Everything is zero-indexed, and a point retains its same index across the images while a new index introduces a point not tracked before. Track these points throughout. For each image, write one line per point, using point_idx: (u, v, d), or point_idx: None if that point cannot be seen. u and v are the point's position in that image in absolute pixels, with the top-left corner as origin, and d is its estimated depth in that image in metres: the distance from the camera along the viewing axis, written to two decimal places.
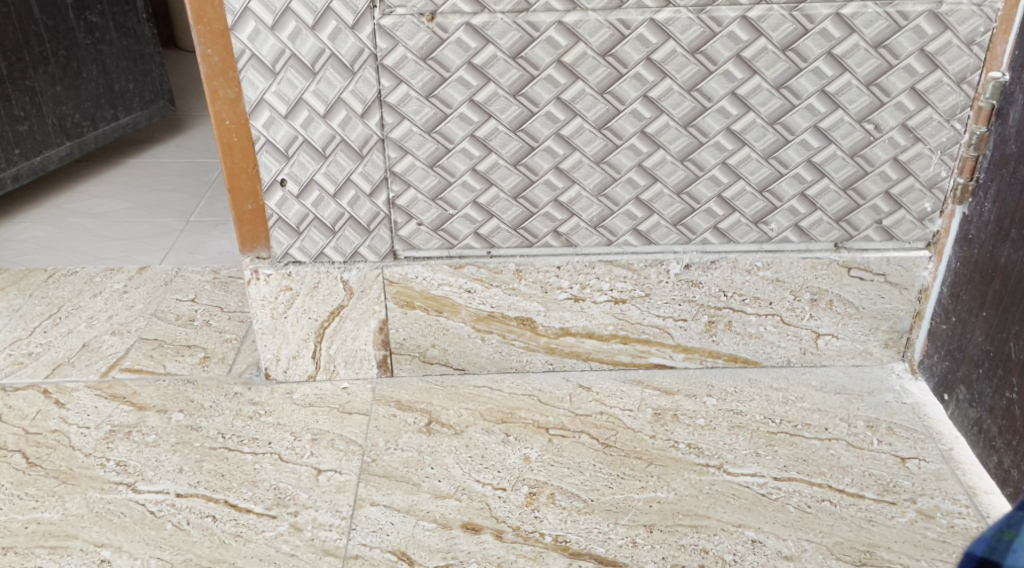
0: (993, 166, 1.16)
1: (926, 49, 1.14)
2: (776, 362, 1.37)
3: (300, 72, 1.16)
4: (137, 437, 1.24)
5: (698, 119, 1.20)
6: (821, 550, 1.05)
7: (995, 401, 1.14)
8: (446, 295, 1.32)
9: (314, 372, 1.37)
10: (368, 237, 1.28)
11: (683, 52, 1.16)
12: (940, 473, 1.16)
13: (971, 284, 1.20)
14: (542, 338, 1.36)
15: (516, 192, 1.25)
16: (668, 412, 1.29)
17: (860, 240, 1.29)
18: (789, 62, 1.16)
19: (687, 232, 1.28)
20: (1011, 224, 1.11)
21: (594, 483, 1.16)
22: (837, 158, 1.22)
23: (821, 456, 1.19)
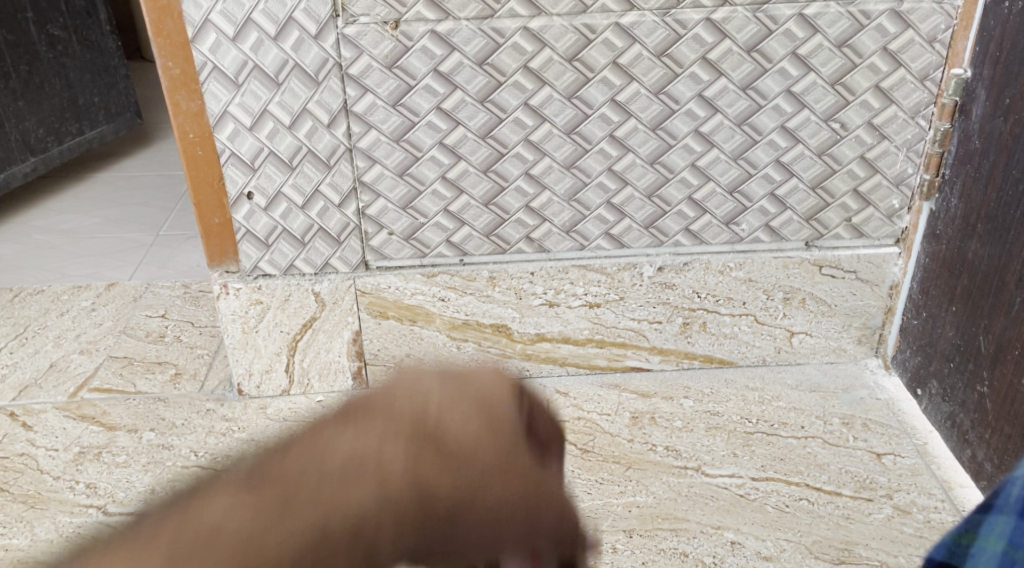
0: (958, 163, 1.16)
1: (889, 47, 1.15)
2: (751, 362, 1.38)
3: (264, 83, 1.14)
4: (107, 458, 1.22)
5: (666, 121, 1.20)
6: (799, 550, 1.05)
7: (968, 395, 1.14)
8: (420, 304, 1.31)
9: (287, 386, 1.35)
10: (339, 248, 1.27)
11: (650, 55, 1.16)
12: (915, 468, 1.16)
13: (941, 279, 1.21)
14: (518, 344, 1.35)
15: (486, 199, 1.25)
16: (646, 415, 1.29)
17: (830, 238, 1.29)
18: (754, 63, 1.16)
19: (659, 234, 1.29)
20: (977, 219, 1.12)
21: (573, 490, 1.15)
22: (805, 158, 1.23)
23: (797, 454, 1.20)
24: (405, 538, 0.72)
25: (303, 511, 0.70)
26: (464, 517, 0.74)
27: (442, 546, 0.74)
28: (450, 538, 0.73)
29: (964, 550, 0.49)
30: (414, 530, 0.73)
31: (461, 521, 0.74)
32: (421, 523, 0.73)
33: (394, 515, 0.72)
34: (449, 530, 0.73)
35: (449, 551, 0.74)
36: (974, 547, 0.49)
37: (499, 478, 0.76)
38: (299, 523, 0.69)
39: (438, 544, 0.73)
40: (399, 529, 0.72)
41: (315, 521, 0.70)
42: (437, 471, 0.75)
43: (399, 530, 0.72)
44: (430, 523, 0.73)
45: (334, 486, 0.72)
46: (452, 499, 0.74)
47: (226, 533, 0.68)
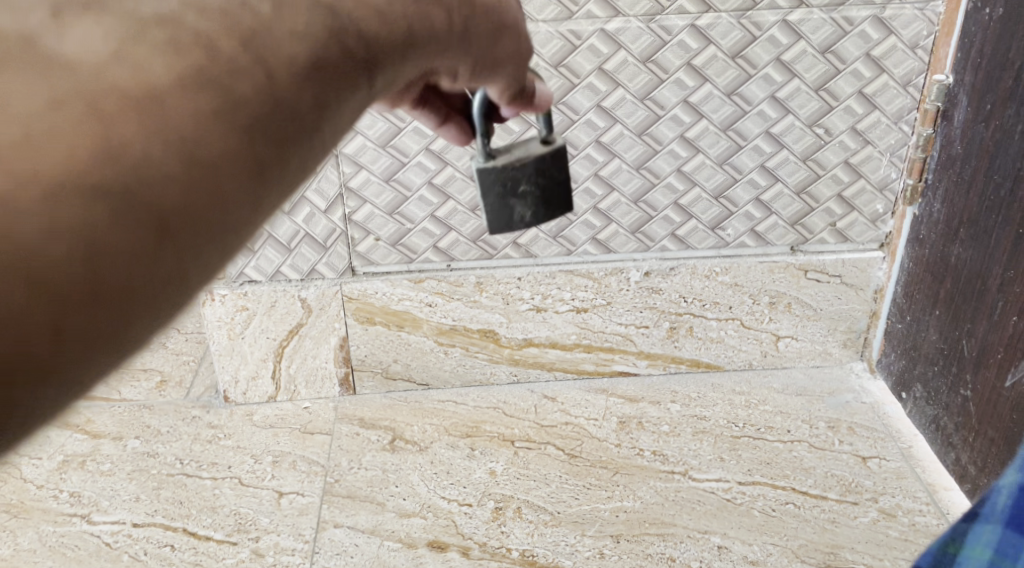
0: (940, 168, 1.17)
1: (872, 53, 1.16)
2: (737, 366, 1.38)
3: None
4: (92, 467, 1.21)
5: (652, 127, 1.21)
6: (785, 554, 1.05)
7: (951, 398, 1.15)
8: (407, 310, 1.31)
9: (274, 393, 1.35)
10: (325, 253, 1.27)
11: (635, 61, 1.16)
12: (900, 471, 1.17)
13: (924, 283, 1.21)
14: (505, 350, 1.35)
15: (473, 205, 1.25)
16: (633, 419, 1.29)
17: (815, 242, 1.30)
18: (738, 69, 1.17)
19: (645, 239, 1.29)
20: (960, 224, 1.13)
21: (561, 495, 1.15)
22: (790, 162, 1.23)
23: (784, 458, 1.20)
24: (86, 266, 0.36)
25: (11, 178, 0.35)
26: (303, 167, 0.46)
27: (209, 277, 0.42)
28: (184, 236, 0.39)
29: (951, 558, 0.53)
30: (122, 249, 0.37)
31: (250, 202, 0.42)
32: (117, 206, 0.37)
33: (172, 70, 0.39)
34: (284, 138, 0.44)
35: (160, 283, 0.39)
36: (961, 556, 0.52)
37: (300, 132, 0.45)
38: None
39: (195, 245, 0.40)
40: (65, 259, 0.35)
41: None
42: (229, 123, 0.41)
43: (101, 238, 0.36)
44: (144, 204, 0.38)
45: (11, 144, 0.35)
46: (200, 164, 0.40)
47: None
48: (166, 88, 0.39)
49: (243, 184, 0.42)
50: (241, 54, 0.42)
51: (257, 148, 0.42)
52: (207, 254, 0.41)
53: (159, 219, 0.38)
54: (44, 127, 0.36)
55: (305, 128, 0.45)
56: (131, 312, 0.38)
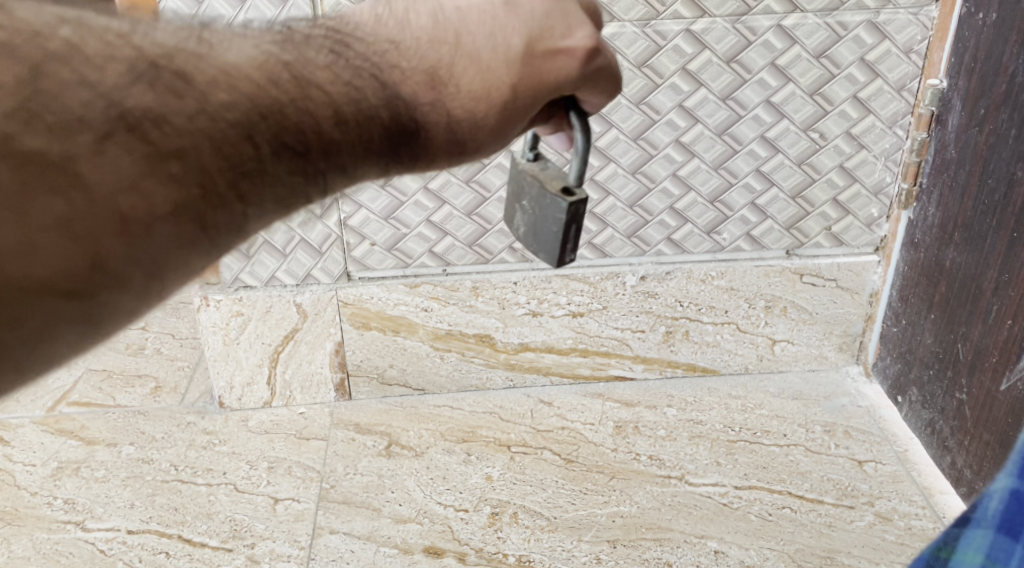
0: (935, 172, 1.17)
1: (867, 58, 1.16)
2: (734, 370, 1.38)
3: None
4: (86, 473, 1.21)
5: (647, 132, 1.21)
6: (782, 558, 1.05)
7: (947, 402, 1.15)
8: (403, 315, 1.31)
9: (270, 399, 1.35)
10: (320, 258, 1.27)
11: (630, 66, 1.16)
12: (896, 475, 1.17)
13: (920, 287, 1.21)
14: (501, 354, 1.35)
15: (469, 210, 1.25)
16: (629, 424, 1.29)
17: (810, 246, 1.30)
18: (733, 74, 1.17)
19: (641, 244, 1.29)
20: (955, 227, 1.13)
21: (557, 500, 1.15)
22: (785, 167, 1.24)
23: (780, 462, 1.20)
24: (36, 328, 0.50)
25: (21, 254, 0.48)
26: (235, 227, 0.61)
27: (110, 331, 0.56)
28: (113, 303, 0.54)
29: (943, 562, 0.53)
30: (62, 319, 0.51)
31: (166, 288, 0.58)
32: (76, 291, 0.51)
33: (170, 200, 0.54)
34: (219, 233, 0.59)
35: (73, 341, 0.53)
36: (953, 560, 0.52)
37: (228, 241, 0.60)
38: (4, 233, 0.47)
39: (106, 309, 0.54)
40: (20, 322, 0.49)
41: (20, 231, 0.48)
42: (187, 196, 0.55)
43: (60, 300, 0.50)
44: (103, 285, 0.52)
45: (28, 224, 0.48)
46: (150, 268, 0.55)
47: (59, 112, 0.50)
48: (157, 219, 0.54)
49: (170, 273, 0.57)
50: (224, 188, 0.58)
51: (195, 253, 0.58)
52: (117, 321, 0.55)
53: (102, 303, 0.53)
54: (65, 236, 0.49)
55: (233, 237, 0.61)
56: (47, 357, 0.52)
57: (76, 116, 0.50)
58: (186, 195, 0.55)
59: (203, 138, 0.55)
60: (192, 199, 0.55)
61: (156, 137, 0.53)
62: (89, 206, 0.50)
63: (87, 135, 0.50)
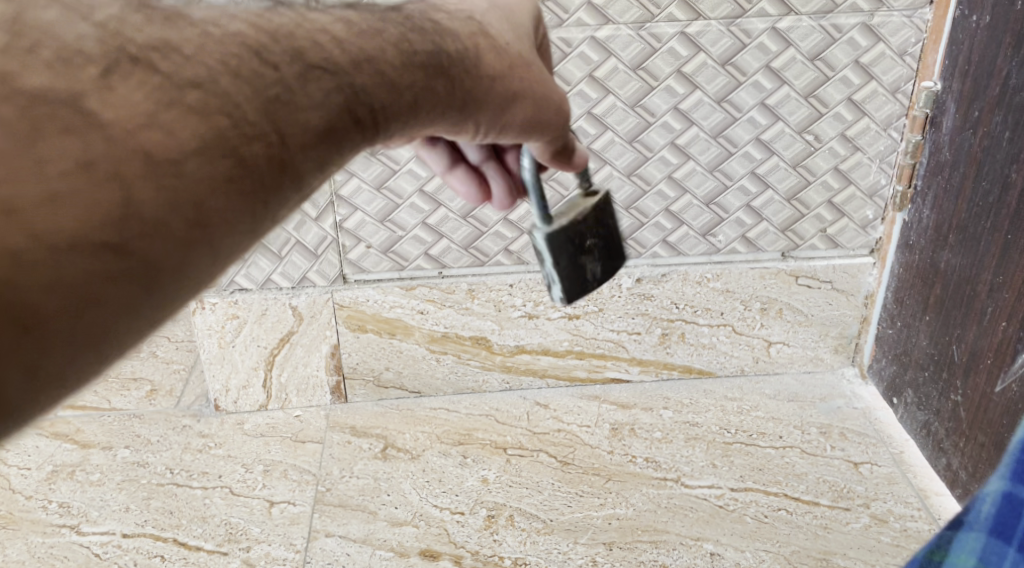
0: (929, 174, 1.18)
1: (861, 60, 1.16)
2: (729, 372, 1.39)
3: None
4: (81, 477, 1.21)
5: (642, 134, 1.21)
6: (778, 560, 1.05)
7: (942, 403, 1.15)
8: (399, 317, 1.31)
9: (265, 401, 1.34)
10: (316, 261, 1.27)
11: (625, 69, 1.16)
12: (891, 477, 1.17)
13: (915, 288, 1.22)
14: (497, 357, 1.35)
15: (465, 212, 1.25)
16: (625, 426, 1.29)
17: (805, 248, 1.30)
18: (728, 76, 1.17)
19: (637, 246, 1.29)
20: (949, 230, 1.13)
21: (553, 502, 1.15)
22: (780, 169, 1.24)
23: (776, 464, 1.20)
24: (73, 296, 0.41)
25: (37, 206, 0.40)
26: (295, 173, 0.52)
27: (172, 306, 0.47)
28: (170, 263, 0.45)
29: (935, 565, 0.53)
30: (102, 280, 0.42)
31: (224, 243, 0.48)
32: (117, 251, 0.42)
33: (197, 135, 0.45)
34: (271, 181, 0.50)
35: (129, 312, 0.44)
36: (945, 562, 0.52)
37: (283, 189, 0.51)
38: (14, 184, 0.39)
39: (165, 279, 0.45)
40: (53, 289, 0.40)
41: (34, 182, 0.40)
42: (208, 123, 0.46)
43: (100, 260, 0.42)
44: (141, 238, 0.43)
45: (40, 173, 0.40)
46: (195, 213, 0.46)
47: (58, 44, 0.43)
48: (188, 154, 0.45)
49: (223, 228, 0.48)
50: (257, 118, 0.48)
51: (247, 202, 0.49)
52: (173, 286, 0.46)
53: (147, 259, 0.44)
54: (86, 179, 0.41)
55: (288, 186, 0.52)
56: (103, 335, 0.43)
57: (76, 49, 0.43)
58: (214, 127, 0.46)
59: (220, 70, 0.47)
60: (223, 131, 0.47)
61: (165, 68, 0.45)
62: (106, 144, 0.42)
63: (90, 68, 0.43)
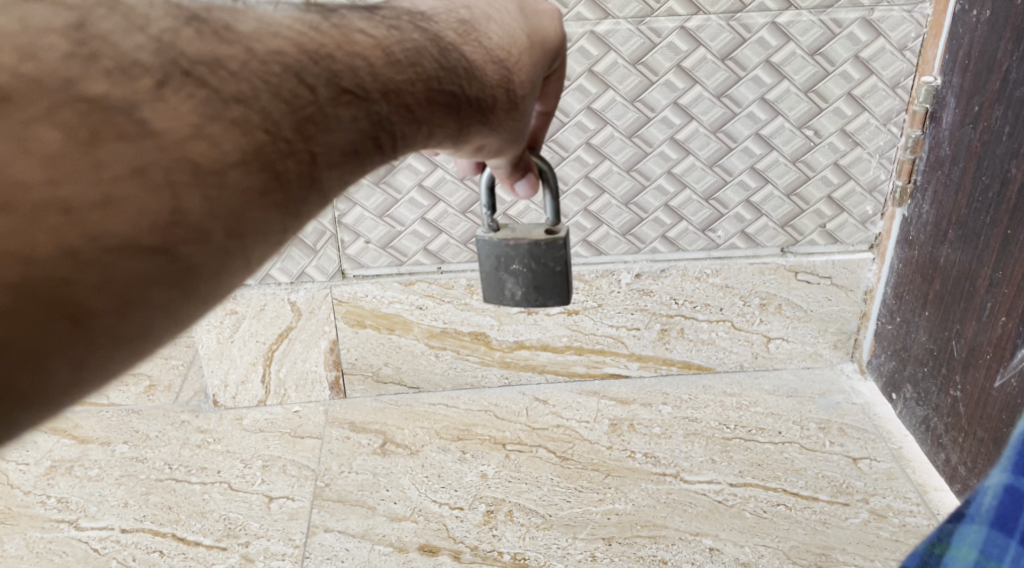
0: (929, 169, 1.17)
1: (861, 55, 1.16)
2: (728, 368, 1.38)
3: None
4: (79, 472, 1.21)
5: (642, 129, 1.21)
6: (777, 555, 1.05)
7: (941, 399, 1.15)
8: (398, 312, 1.31)
9: (264, 397, 1.34)
10: (315, 256, 1.26)
11: (625, 63, 1.16)
12: (890, 472, 1.17)
13: (914, 283, 1.22)
14: (496, 352, 1.35)
15: (464, 207, 1.25)
16: (625, 421, 1.29)
17: (805, 244, 1.30)
18: (728, 71, 1.17)
19: (636, 242, 1.29)
20: (949, 225, 1.13)
21: (552, 498, 1.15)
22: (779, 164, 1.24)
23: (775, 460, 1.20)
24: (118, 299, 0.38)
25: (88, 208, 0.37)
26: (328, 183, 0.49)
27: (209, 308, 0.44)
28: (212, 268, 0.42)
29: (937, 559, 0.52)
30: (147, 287, 0.39)
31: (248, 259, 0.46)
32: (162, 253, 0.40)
33: (239, 148, 0.43)
34: (303, 198, 0.47)
35: (171, 322, 0.41)
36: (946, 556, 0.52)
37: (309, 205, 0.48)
38: (70, 182, 0.37)
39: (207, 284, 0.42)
40: (99, 290, 0.37)
41: (86, 181, 0.37)
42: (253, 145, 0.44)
43: (145, 261, 0.39)
44: (186, 246, 0.40)
45: (94, 175, 0.37)
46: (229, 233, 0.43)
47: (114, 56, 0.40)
48: (228, 166, 0.42)
49: (259, 244, 0.45)
50: (294, 138, 0.46)
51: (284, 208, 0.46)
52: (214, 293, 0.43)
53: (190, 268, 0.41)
54: (133, 186, 0.38)
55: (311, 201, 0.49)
56: (144, 342, 0.40)
57: (132, 60, 0.41)
58: (255, 140, 0.44)
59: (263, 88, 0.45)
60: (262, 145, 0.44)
61: (214, 82, 0.43)
62: (155, 151, 0.39)
63: (146, 78, 0.40)
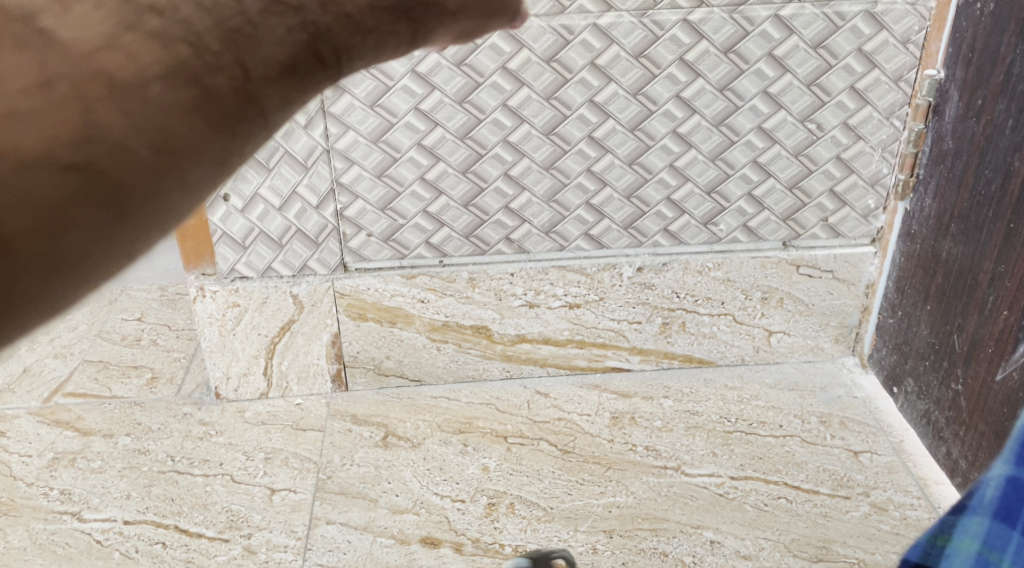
0: (932, 162, 1.17)
1: (864, 49, 1.16)
2: (730, 361, 1.39)
3: (293, 167, 1.20)
4: (82, 464, 1.21)
5: (644, 122, 1.20)
6: (778, 548, 1.05)
7: (943, 392, 1.15)
8: (399, 305, 1.31)
9: (266, 389, 1.34)
10: (317, 249, 1.26)
11: (627, 56, 1.16)
12: (891, 465, 1.17)
13: (916, 277, 1.22)
14: (498, 346, 1.35)
15: (465, 200, 1.25)
16: (626, 415, 1.29)
17: (807, 237, 1.30)
18: (730, 64, 1.17)
19: (638, 235, 1.29)
20: (951, 219, 1.13)
21: (553, 490, 1.15)
22: (782, 158, 1.23)
23: (776, 453, 1.20)
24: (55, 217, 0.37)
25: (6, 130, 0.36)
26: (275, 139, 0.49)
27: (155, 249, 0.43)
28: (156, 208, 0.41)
29: (939, 550, 0.53)
30: (80, 205, 0.38)
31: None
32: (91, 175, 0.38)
33: (159, 61, 0.41)
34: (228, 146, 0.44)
35: (116, 246, 0.40)
36: (950, 547, 0.52)
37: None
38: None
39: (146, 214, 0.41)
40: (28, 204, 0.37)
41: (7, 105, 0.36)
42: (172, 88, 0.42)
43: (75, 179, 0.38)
44: (110, 160, 0.39)
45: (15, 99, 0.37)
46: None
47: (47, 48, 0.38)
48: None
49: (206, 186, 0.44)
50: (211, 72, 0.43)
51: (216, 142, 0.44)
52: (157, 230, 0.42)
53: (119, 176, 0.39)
54: (41, 99, 0.37)
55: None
56: (93, 250, 0.39)
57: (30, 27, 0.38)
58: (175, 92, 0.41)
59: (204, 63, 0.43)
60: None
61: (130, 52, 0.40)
62: (63, 64, 0.39)
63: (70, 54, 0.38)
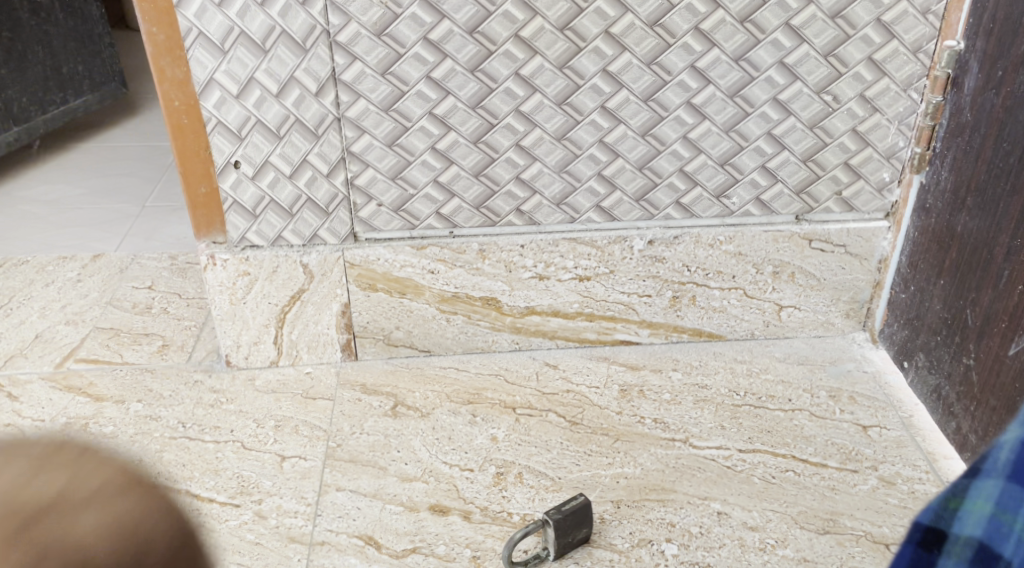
0: (949, 135, 1.16)
1: (883, 19, 1.14)
2: (740, 335, 1.38)
3: (305, 135, 1.19)
4: (94, 429, 1.22)
5: (658, 92, 1.19)
6: (785, 520, 1.06)
7: (954, 367, 1.15)
8: (409, 276, 1.31)
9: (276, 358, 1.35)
10: (327, 219, 1.26)
11: (642, 25, 1.14)
12: (900, 440, 1.17)
13: (930, 252, 1.21)
14: (507, 318, 1.35)
15: (477, 170, 1.24)
16: (635, 387, 1.29)
17: (820, 211, 1.29)
18: (746, 33, 1.15)
19: (650, 208, 1.29)
20: (967, 192, 1.12)
21: (562, 461, 1.15)
22: (797, 130, 1.22)
23: (785, 427, 1.20)
24: None
25: None
26: None
27: None
28: None
29: (950, 515, 0.43)
30: None
31: None
32: None
33: None
34: None
35: None
36: (960, 514, 0.42)
37: None
38: None
39: None
40: None
41: None
42: None
43: None
44: None
45: None
46: None
47: None
48: None
49: None
50: None
51: None
52: None
53: None
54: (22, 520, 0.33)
55: None
56: None
57: None
58: None
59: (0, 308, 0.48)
60: None
61: None
62: None
63: None
